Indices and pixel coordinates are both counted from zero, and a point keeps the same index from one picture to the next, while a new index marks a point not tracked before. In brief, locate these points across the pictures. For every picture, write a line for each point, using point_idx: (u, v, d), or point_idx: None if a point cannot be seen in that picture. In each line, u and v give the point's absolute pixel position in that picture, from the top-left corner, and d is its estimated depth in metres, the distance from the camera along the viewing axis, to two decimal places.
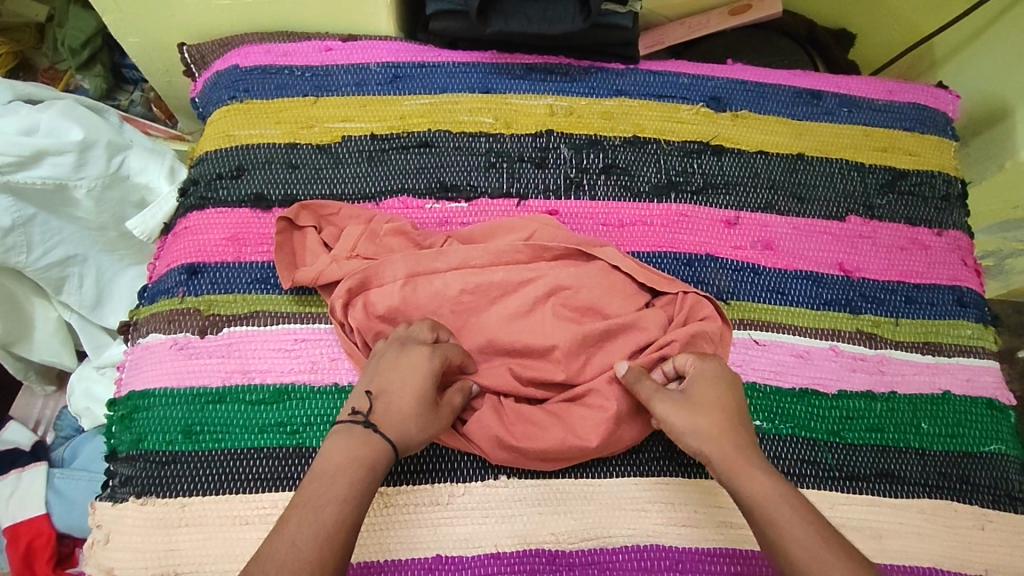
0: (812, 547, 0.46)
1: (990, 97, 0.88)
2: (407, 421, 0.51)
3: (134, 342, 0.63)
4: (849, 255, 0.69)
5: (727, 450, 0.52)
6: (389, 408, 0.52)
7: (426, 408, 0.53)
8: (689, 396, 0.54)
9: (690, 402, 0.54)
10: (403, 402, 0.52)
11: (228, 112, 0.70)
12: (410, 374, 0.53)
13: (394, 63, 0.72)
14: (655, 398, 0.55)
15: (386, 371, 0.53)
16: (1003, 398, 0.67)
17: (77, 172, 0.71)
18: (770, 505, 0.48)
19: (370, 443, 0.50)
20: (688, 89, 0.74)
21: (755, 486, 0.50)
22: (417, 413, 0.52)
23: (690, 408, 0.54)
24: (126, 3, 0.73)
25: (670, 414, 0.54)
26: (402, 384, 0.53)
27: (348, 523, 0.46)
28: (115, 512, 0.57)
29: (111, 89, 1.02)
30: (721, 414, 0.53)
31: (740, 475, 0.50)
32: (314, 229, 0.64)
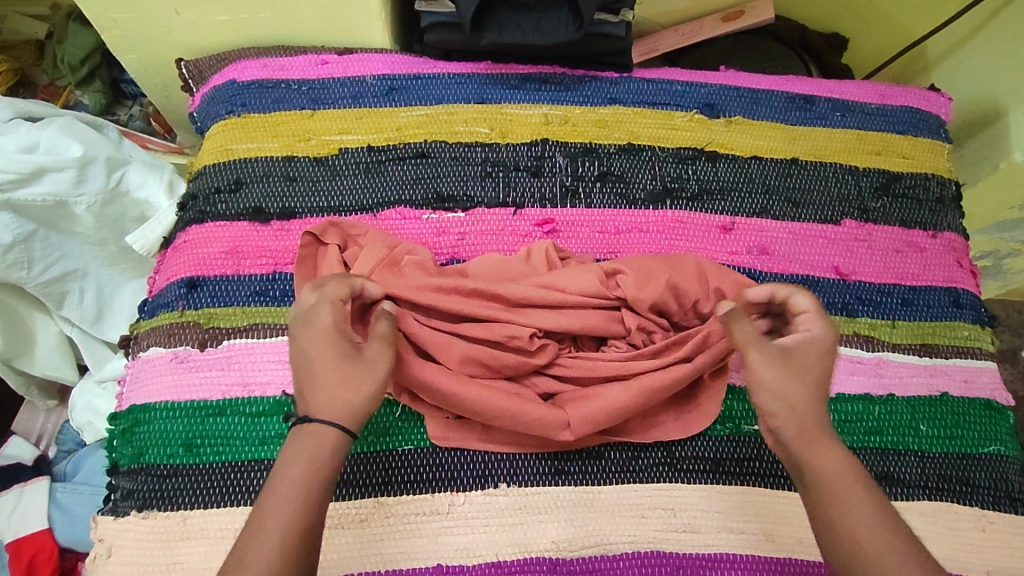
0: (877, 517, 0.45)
1: (982, 99, 0.89)
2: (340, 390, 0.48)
3: (135, 357, 0.63)
4: (844, 259, 0.69)
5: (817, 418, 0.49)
6: (315, 390, 0.48)
7: (351, 363, 0.49)
8: (791, 356, 0.50)
9: (789, 363, 0.50)
10: (322, 374, 0.48)
11: (227, 126, 0.71)
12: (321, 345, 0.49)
13: (389, 75, 0.73)
14: (757, 341, 0.50)
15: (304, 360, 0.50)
16: (1001, 399, 0.67)
17: (76, 189, 0.71)
18: (841, 480, 0.46)
19: (316, 433, 0.46)
20: (681, 96, 0.75)
21: (824, 459, 0.48)
22: (336, 367, 0.48)
23: (784, 372, 0.49)
24: (125, 21, 0.74)
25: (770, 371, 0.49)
26: (312, 358, 0.49)
27: (306, 534, 0.44)
28: (117, 526, 0.57)
29: (110, 103, 1.03)
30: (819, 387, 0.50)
31: (815, 445, 0.48)
32: (338, 246, 0.62)
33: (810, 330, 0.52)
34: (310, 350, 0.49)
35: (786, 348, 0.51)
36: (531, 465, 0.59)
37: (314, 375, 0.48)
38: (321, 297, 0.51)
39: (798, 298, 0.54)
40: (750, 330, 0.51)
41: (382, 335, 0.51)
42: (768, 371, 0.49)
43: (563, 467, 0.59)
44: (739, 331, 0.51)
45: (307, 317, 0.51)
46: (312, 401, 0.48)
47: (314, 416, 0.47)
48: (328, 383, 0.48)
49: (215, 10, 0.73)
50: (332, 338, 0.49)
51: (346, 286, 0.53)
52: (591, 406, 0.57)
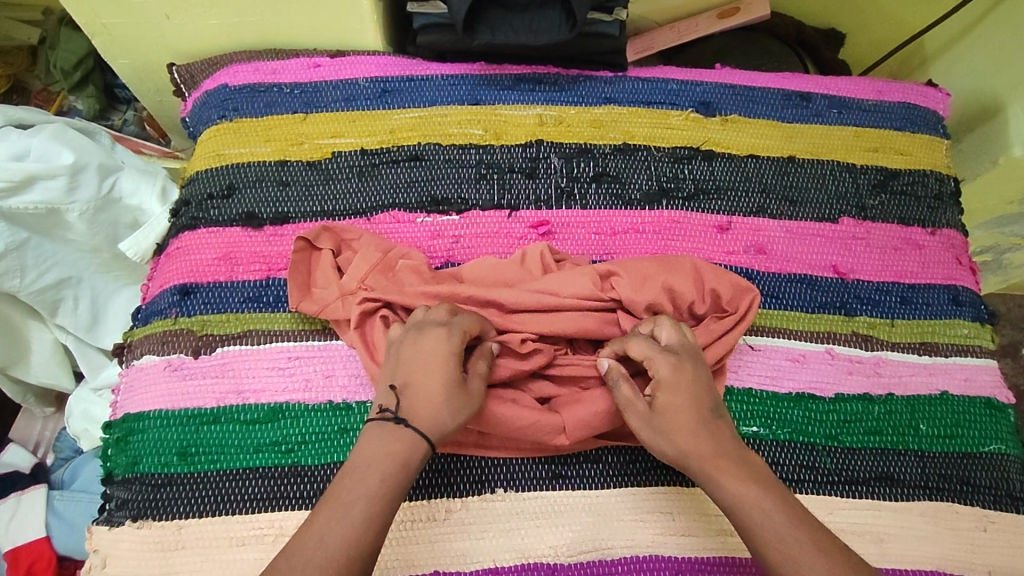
0: (791, 545, 0.47)
1: (980, 94, 0.88)
2: (438, 411, 0.50)
3: (129, 365, 0.63)
4: (843, 257, 0.69)
5: (706, 453, 0.51)
6: (416, 397, 0.51)
7: (456, 392, 0.51)
8: (659, 414, 0.53)
9: (661, 423, 0.53)
10: (428, 390, 0.51)
11: (219, 131, 0.70)
12: (433, 360, 0.52)
13: (382, 77, 0.72)
14: (630, 405, 0.54)
15: (409, 363, 0.52)
16: (1002, 397, 0.66)
17: (68, 196, 0.71)
18: (749, 513, 0.49)
19: (402, 436, 0.49)
20: (676, 95, 0.74)
21: (728, 496, 0.50)
22: (439, 388, 0.51)
23: (665, 430, 0.52)
24: (115, 26, 0.74)
25: (646, 434, 0.53)
26: (426, 371, 0.51)
27: (374, 533, 0.45)
28: (111, 536, 0.57)
29: (105, 108, 1.03)
30: (698, 426, 0.52)
31: (717, 484, 0.50)
32: (330, 252, 0.63)
33: (660, 375, 0.54)
34: (428, 362, 0.52)
35: (651, 408, 0.53)
36: (529, 470, 0.58)
37: (419, 383, 0.51)
38: (455, 321, 0.54)
39: (636, 342, 0.56)
40: (625, 393, 0.54)
41: (484, 379, 0.54)
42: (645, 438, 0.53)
43: (561, 471, 0.59)
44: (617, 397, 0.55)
45: (435, 332, 0.53)
46: (412, 404, 0.50)
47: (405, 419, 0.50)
48: (431, 398, 0.50)
49: (206, 14, 0.72)
50: (453, 362, 0.52)
51: (476, 321, 0.55)
52: (587, 410, 0.56)
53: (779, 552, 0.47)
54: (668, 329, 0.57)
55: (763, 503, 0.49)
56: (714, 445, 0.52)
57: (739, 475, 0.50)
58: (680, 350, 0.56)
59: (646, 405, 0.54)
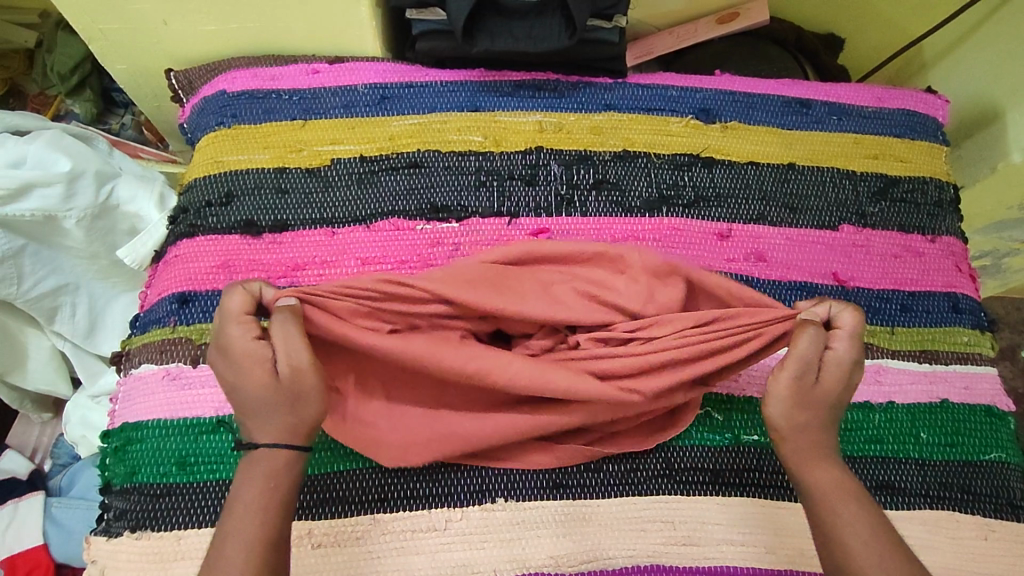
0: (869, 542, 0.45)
1: (979, 100, 0.88)
2: (280, 415, 0.46)
3: (126, 373, 0.62)
4: (843, 265, 0.69)
5: (810, 441, 0.50)
6: (248, 416, 0.47)
7: (277, 389, 0.46)
8: (817, 388, 0.50)
9: (807, 396, 0.50)
10: (252, 400, 0.47)
11: (216, 139, 0.70)
12: (240, 375, 0.47)
13: (381, 84, 0.72)
14: (803, 362, 0.50)
15: (228, 387, 0.48)
16: (1002, 405, 0.66)
17: (65, 204, 0.71)
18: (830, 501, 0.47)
19: (261, 457, 0.46)
20: (676, 101, 0.74)
21: (811, 482, 0.49)
22: (264, 395, 0.46)
23: (799, 400, 0.50)
24: (112, 31, 0.73)
25: (783, 397, 0.50)
26: (241, 387, 0.47)
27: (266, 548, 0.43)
28: (109, 547, 0.56)
29: (102, 113, 1.02)
30: (822, 413, 0.50)
31: (803, 470, 0.49)
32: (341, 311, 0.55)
33: (842, 357, 0.51)
34: (234, 373, 0.47)
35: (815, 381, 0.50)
36: (531, 479, 0.58)
37: (246, 401, 0.47)
38: (229, 315, 0.48)
39: (846, 316, 0.52)
40: (804, 347, 0.50)
41: (290, 339, 0.47)
42: (782, 395, 0.50)
43: (562, 481, 0.59)
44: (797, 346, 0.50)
45: (224, 338, 0.48)
46: (252, 425, 0.47)
47: (254, 442, 0.46)
48: (261, 411, 0.46)
49: (204, 20, 0.72)
50: (249, 359, 0.47)
51: (246, 297, 0.49)
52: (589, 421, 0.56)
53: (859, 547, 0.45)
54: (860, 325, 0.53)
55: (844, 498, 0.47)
56: (824, 439, 0.50)
57: (830, 467, 0.49)
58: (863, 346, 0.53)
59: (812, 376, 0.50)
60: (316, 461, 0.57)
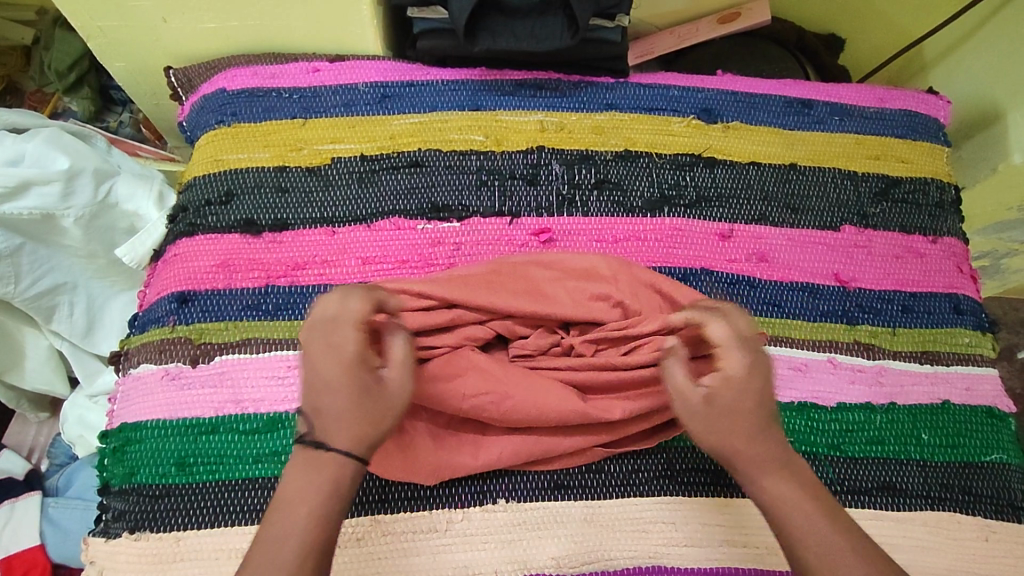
0: (833, 556, 0.43)
1: (980, 101, 0.88)
2: (361, 426, 0.45)
3: (125, 373, 0.62)
4: (844, 265, 0.69)
5: (755, 455, 0.47)
6: (331, 417, 0.45)
7: (373, 401, 0.46)
8: (716, 407, 0.48)
9: (715, 418, 0.48)
10: (340, 405, 0.45)
11: (216, 137, 0.69)
12: (338, 376, 0.46)
13: (382, 82, 0.72)
14: (679, 391, 0.49)
15: (313, 382, 0.46)
16: (1003, 406, 0.66)
17: (64, 202, 0.70)
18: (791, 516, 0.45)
19: (325, 462, 0.44)
20: (678, 101, 0.74)
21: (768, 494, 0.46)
22: (357, 403, 0.45)
23: (708, 426, 0.48)
24: (111, 29, 0.73)
25: (694, 426, 0.48)
26: (337, 387, 0.45)
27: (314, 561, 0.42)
28: (108, 548, 0.56)
29: (100, 111, 1.01)
30: (754, 425, 0.47)
31: (759, 483, 0.47)
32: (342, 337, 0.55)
33: (729, 366, 0.48)
34: (332, 371, 0.45)
35: (707, 399, 0.48)
36: (531, 480, 0.58)
37: (334, 403, 0.45)
38: (348, 315, 0.47)
39: (715, 324, 0.50)
40: (679, 377, 0.49)
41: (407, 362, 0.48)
42: (692, 429, 0.48)
43: (563, 481, 0.58)
44: (669, 377, 0.50)
45: (331, 335, 0.46)
46: (331, 428, 0.45)
47: (327, 445, 0.45)
48: (346, 416, 0.45)
49: (204, 18, 0.72)
50: (357, 365, 0.46)
51: (370, 302, 0.48)
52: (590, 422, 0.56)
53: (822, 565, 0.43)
54: (743, 320, 0.50)
55: (806, 508, 0.45)
56: (768, 450, 0.47)
57: (787, 478, 0.47)
58: (755, 340, 0.49)
59: (701, 398, 0.48)
60: None
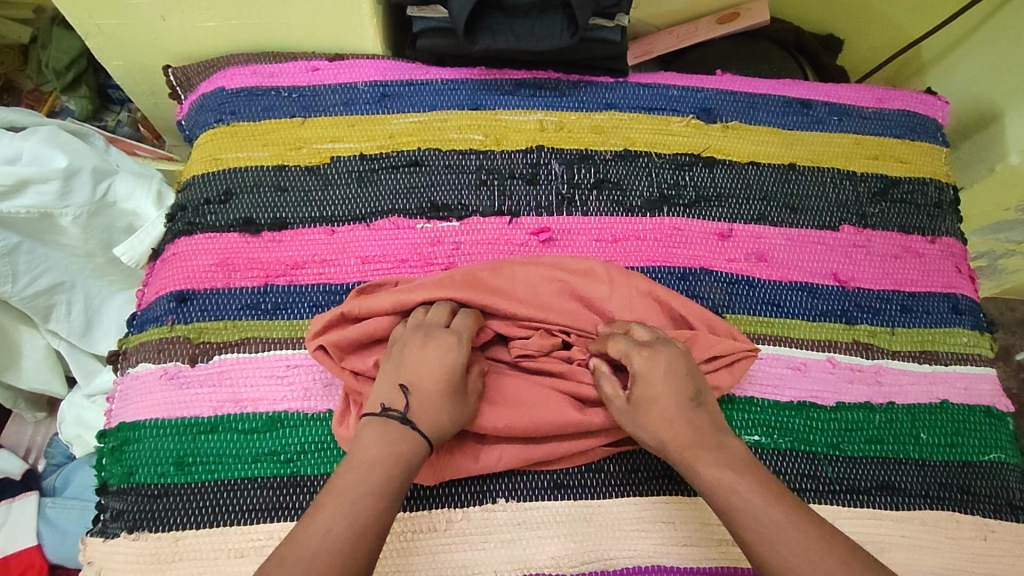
0: (764, 530, 0.47)
1: (977, 102, 0.88)
2: (441, 415, 0.51)
3: (123, 372, 0.62)
4: (843, 265, 0.69)
5: (682, 445, 0.52)
6: (424, 402, 0.51)
7: (457, 398, 0.53)
8: (636, 407, 0.54)
9: (639, 416, 0.54)
10: (433, 391, 0.52)
11: (215, 135, 0.69)
12: (437, 367, 0.53)
13: (381, 82, 0.72)
14: (609, 396, 0.55)
15: (413, 365, 0.53)
16: (1001, 406, 0.66)
17: (62, 201, 0.70)
18: (726, 497, 0.49)
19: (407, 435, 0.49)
20: (678, 101, 0.74)
21: (712, 485, 0.50)
22: (445, 393, 0.52)
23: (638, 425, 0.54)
24: (109, 27, 0.72)
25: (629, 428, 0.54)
26: (435, 374, 0.52)
27: (379, 526, 0.45)
28: (106, 548, 0.56)
29: (98, 109, 1.01)
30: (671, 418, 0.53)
31: (700, 475, 0.50)
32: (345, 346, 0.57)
33: (635, 367, 0.54)
34: (438, 363, 0.53)
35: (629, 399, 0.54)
36: (530, 480, 0.58)
37: (427, 387, 0.52)
38: (462, 326, 0.56)
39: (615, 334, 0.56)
40: (607, 386, 0.56)
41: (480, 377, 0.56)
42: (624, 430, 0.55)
43: (563, 481, 0.58)
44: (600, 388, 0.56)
45: (440, 337, 0.54)
46: (418, 407, 0.51)
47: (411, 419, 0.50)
48: (433, 404, 0.51)
49: (203, 16, 0.71)
50: (458, 367, 0.53)
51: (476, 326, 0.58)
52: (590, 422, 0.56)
53: (762, 542, 0.46)
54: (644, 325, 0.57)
55: (747, 493, 0.48)
56: (691, 436, 0.52)
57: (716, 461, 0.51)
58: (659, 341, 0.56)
59: (626, 397, 0.55)
60: (316, 462, 0.57)
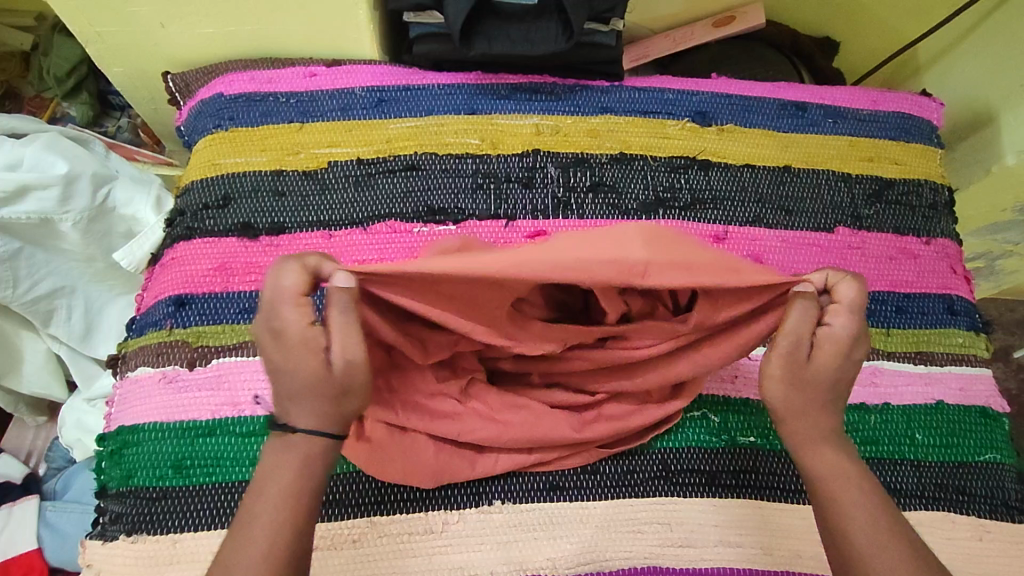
0: (867, 528, 0.46)
1: (973, 103, 0.89)
2: (320, 406, 0.44)
3: (122, 376, 0.62)
4: (838, 267, 0.69)
5: (812, 427, 0.50)
6: (291, 402, 0.45)
7: (325, 381, 0.44)
8: (811, 365, 0.49)
9: (804, 374, 0.50)
10: (296, 386, 0.44)
11: (214, 141, 0.70)
12: (287, 358, 0.44)
13: (378, 87, 0.72)
14: (788, 338, 0.49)
15: (269, 364, 0.45)
16: (997, 406, 0.67)
17: (62, 206, 0.70)
18: (837, 486, 0.48)
19: (293, 443, 0.45)
20: (673, 104, 0.74)
21: (822, 466, 0.49)
22: (309, 385, 0.44)
23: (798, 381, 0.50)
24: (109, 34, 0.73)
25: (778, 378, 0.50)
26: (287, 370, 0.44)
27: (289, 540, 0.43)
28: (105, 550, 0.56)
29: (98, 115, 1.02)
30: (824, 395, 0.50)
31: (814, 450, 0.50)
32: None
33: (834, 327, 0.49)
34: (286, 357, 0.44)
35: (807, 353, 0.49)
36: (526, 481, 0.58)
37: (289, 385, 0.44)
38: (284, 293, 0.44)
39: (849, 287, 0.49)
40: (794, 321, 0.49)
41: (349, 334, 0.44)
42: (773, 374, 0.50)
43: (559, 483, 0.59)
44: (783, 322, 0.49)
45: (274, 320, 0.44)
46: (293, 410, 0.45)
47: (293, 425, 0.45)
48: (304, 399, 0.44)
49: (201, 23, 0.72)
50: (306, 349, 0.44)
51: (307, 277, 0.44)
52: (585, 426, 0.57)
53: (860, 530, 0.46)
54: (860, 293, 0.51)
55: (862, 485, 0.48)
56: (828, 424, 0.50)
57: (834, 453, 0.50)
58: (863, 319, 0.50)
59: (804, 352, 0.49)
60: None
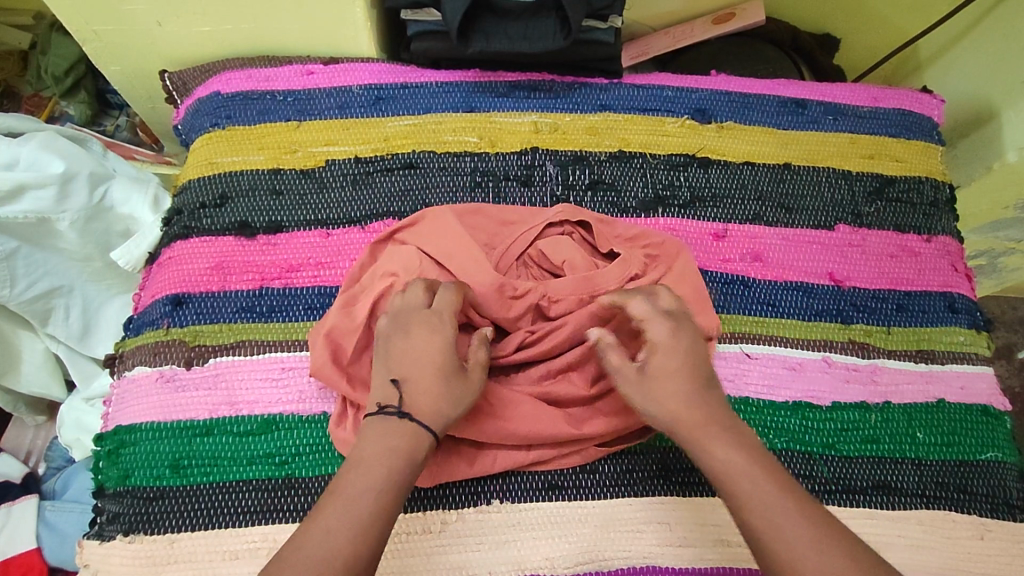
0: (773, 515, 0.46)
1: (975, 100, 0.88)
2: (438, 403, 0.50)
3: (120, 376, 0.62)
4: (839, 265, 0.69)
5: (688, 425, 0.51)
6: (416, 391, 0.51)
7: (455, 381, 0.52)
8: (652, 373, 0.53)
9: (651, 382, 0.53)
10: (425, 379, 0.51)
11: (210, 140, 0.70)
12: (427, 355, 0.52)
13: (376, 85, 0.72)
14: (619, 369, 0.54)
15: (405, 359, 0.52)
16: (998, 405, 0.66)
17: (59, 206, 0.71)
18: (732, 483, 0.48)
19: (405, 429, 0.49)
20: (672, 101, 0.74)
21: (717, 462, 0.49)
22: (437, 380, 0.51)
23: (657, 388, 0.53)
24: (106, 33, 0.73)
25: (634, 397, 0.53)
26: (423, 363, 0.52)
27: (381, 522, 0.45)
28: (103, 551, 0.56)
29: (97, 114, 1.02)
30: (685, 392, 0.52)
31: (707, 451, 0.50)
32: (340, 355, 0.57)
33: (652, 336, 0.54)
34: (424, 354, 0.52)
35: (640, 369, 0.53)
36: (523, 481, 0.58)
37: (418, 377, 0.51)
38: (439, 303, 0.54)
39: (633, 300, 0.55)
40: (615, 359, 0.54)
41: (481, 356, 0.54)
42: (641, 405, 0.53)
43: (558, 482, 0.58)
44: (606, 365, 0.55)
45: (424, 322, 0.53)
46: (412, 399, 0.50)
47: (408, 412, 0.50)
48: (430, 390, 0.51)
49: (199, 22, 0.72)
50: (448, 352, 0.52)
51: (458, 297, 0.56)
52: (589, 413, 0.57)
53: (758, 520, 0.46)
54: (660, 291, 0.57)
55: (754, 473, 0.48)
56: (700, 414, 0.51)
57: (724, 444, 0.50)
58: (673, 311, 0.56)
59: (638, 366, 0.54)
60: (308, 463, 0.58)
